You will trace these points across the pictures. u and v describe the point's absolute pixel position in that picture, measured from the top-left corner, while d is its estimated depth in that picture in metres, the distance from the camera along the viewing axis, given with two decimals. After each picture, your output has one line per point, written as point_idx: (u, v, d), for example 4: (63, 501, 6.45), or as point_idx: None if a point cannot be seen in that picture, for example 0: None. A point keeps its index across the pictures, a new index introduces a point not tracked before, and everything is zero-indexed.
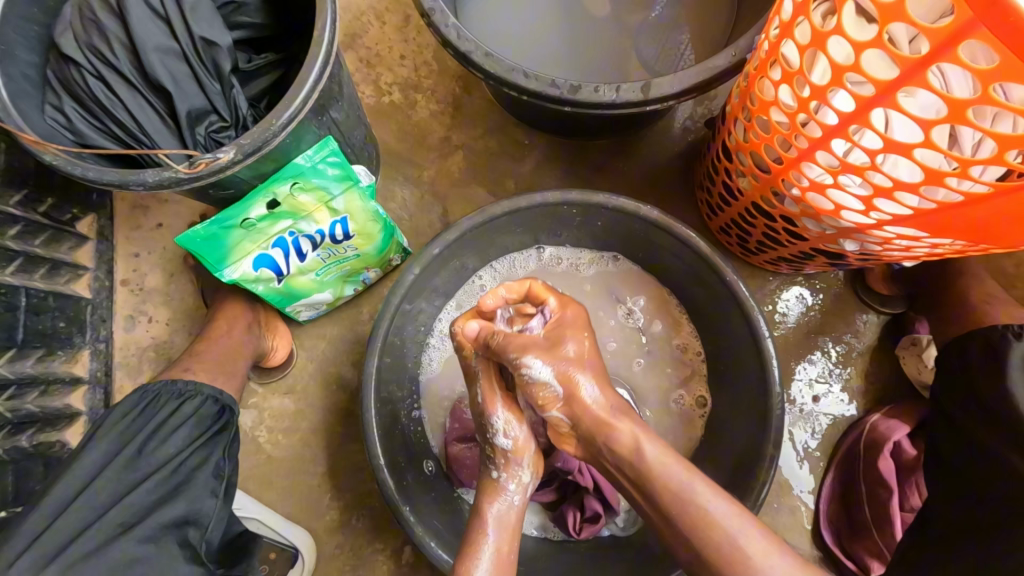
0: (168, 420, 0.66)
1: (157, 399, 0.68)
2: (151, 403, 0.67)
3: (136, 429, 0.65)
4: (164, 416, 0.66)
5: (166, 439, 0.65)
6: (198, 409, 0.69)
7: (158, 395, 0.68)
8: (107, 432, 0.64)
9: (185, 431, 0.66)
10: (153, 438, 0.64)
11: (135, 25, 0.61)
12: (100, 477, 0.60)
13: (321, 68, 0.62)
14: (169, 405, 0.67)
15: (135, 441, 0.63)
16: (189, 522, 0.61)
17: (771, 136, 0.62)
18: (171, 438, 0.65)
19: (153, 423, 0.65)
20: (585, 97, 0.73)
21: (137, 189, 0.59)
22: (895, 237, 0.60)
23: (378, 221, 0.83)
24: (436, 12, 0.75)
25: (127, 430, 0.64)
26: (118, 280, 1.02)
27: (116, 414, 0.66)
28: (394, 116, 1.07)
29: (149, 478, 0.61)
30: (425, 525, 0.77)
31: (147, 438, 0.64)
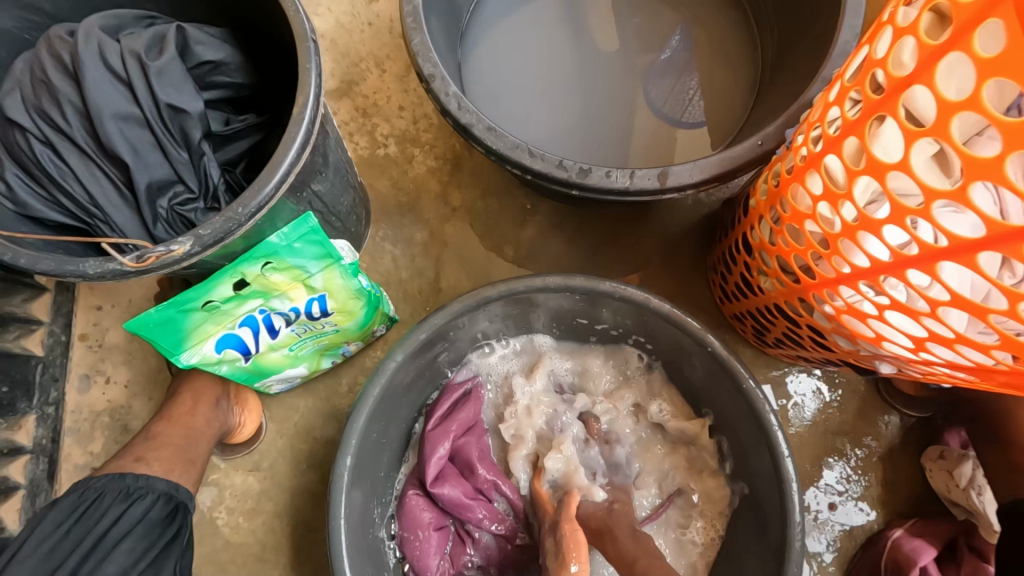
0: (110, 528, 0.59)
1: (100, 500, 0.61)
2: (92, 505, 0.61)
3: (73, 540, 0.58)
4: (106, 524, 0.59)
5: (109, 552, 0.58)
6: (143, 514, 0.61)
7: (103, 494, 0.61)
8: (38, 546, 0.57)
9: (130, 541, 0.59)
10: (95, 549, 0.58)
11: (90, 89, 0.54)
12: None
13: (301, 148, 0.55)
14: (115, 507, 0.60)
15: (75, 553, 0.57)
16: None
17: (805, 249, 0.55)
18: (114, 551, 0.58)
19: (92, 532, 0.58)
20: (595, 181, 0.66)
21: (76, 280, 0.51)
22: (940, 373, 0.53)
23: (362, 297, 0.75)
24: (436, 79, 0.69)
25: (62, 541, 0.58)
26: (75, 334, 0.93)
27: (54, 518, 0.60)
28: (389, 170, 1.01)
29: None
30: None
31: (86, 552, 0.57)
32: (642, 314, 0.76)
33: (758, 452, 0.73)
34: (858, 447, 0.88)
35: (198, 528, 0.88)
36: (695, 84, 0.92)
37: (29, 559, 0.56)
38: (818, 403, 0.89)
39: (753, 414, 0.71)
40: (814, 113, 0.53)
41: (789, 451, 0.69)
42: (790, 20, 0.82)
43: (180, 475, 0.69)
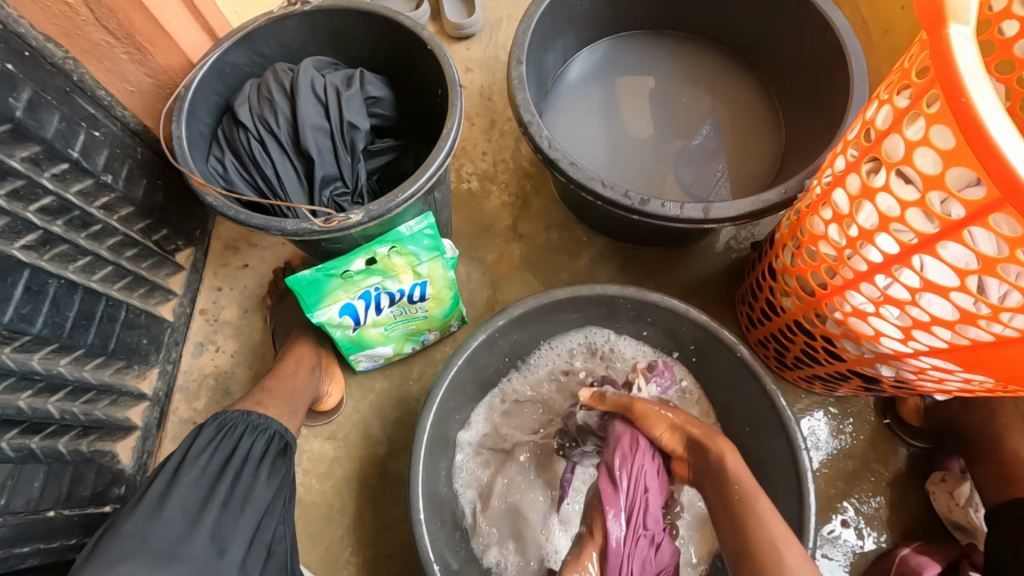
0: (252, 451, 0.75)
1: (232, 429, 0.76)
2: (229, 433, 0.75)
3: (222, 456, 0.72)
4: (246, 446, 0.75)
5: (255, 469, 0.73)
6: (269, 442, 0.78)
7: (234, 426, 0.76)
8: (194, 459, 0.70)
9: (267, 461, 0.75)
10: (244, 465, 0.73)
11: (301, 107, 0.75)
12: (206, 489, 0.68)
13: (443, 159, 0.75)
14: (242, 435, 0.75)
15: (232, 464, 0.71)
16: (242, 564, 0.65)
17: (819, 263, 0.71)
18: (259, 467, 0.74)
19: (236, 451, 0.73)
20: (652, 209, 0.85)
21: (275, 234, 0.70)
22: (929, 367, 0.66)
23: (451, 289, 0.92)
24: (533, 124, 0.90)
25: (215, 455, 0.71)
26: (197, 308, 1.11)
27: (202, 438, 0.73)
28: (469, 201, 1.21)
29: (243, 500, 0.69)
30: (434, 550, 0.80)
31: (242, 464, 0.73)
32: (681, 325, 0.91)
33: (777, 451, 0.84)
34: (869, 471, 0.98)
35: None
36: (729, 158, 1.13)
37: (191, 467, 0.69)
38: (832, 429, 1.00)
39: (775, 416, 0.83)
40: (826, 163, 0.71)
41: (805, 446, 0.80)
42: (810, 110, 1.03)
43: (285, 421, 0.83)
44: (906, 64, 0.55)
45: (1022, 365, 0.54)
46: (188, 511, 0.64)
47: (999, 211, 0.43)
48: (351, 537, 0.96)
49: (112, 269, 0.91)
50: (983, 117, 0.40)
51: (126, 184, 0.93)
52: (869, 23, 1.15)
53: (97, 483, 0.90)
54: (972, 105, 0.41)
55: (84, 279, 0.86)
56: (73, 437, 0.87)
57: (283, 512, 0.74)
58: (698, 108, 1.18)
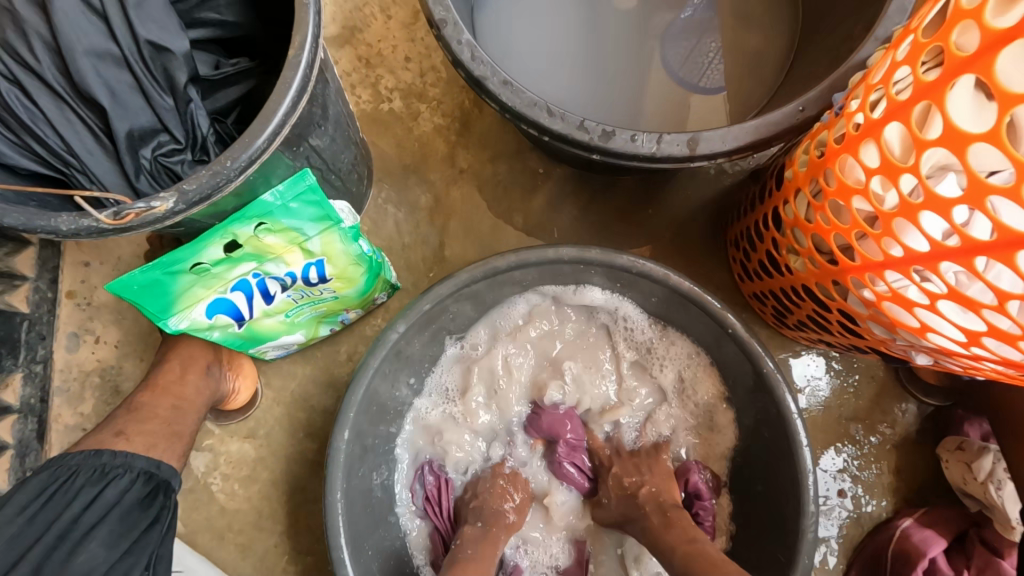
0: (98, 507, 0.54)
1: (71, 480, 0.55)
2: (66, 485, 0.55)
3: (43, 525, 0.52)
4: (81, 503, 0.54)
5: (87, 537, 0.52)
6: (122, 492, 0.56)
7: (73, 474, 0.56)
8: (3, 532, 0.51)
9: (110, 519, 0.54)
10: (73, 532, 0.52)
11: (61, 22, 0.48)
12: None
13: (297, 95, 0.49)
14: (83, 488, 0.55)
15: (50, 537, 0.51)
16: None
17: (850, 228, 0.50)
18: (93, 534, 0.53)
19: (68, 512, 0.53)
20: (619, 146, 0.61)
21: (47, 237, 0.46)
22: (988, 368, 0.49)
23: (362, 263, 0.71)
24: (448, 24, 0.62)
25: (31, 525, 0.52)
26: (62, 291, 0.89)
27: (22, 500, 0.53)
28: (393, 126, 0.94)
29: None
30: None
31: (67, 532, 0.52)
32: (660, 290, 0.72)
33: (773, 440, 0.71)
34: (872, 435, 0.85)
35: (193, 492, 0.86)
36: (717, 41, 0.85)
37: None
38: (834, 389, 0.86)
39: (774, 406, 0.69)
40: (874, 75, 0.47)
41: (808, 442, 0.67)
42: None
43: (158, 452, 0.63)
44: None
45: None
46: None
47: None
48: (285, 545, 0.84)
49: None
50: None
51: None
52: None
53: None
54: None
55: None
56: None
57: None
58: None
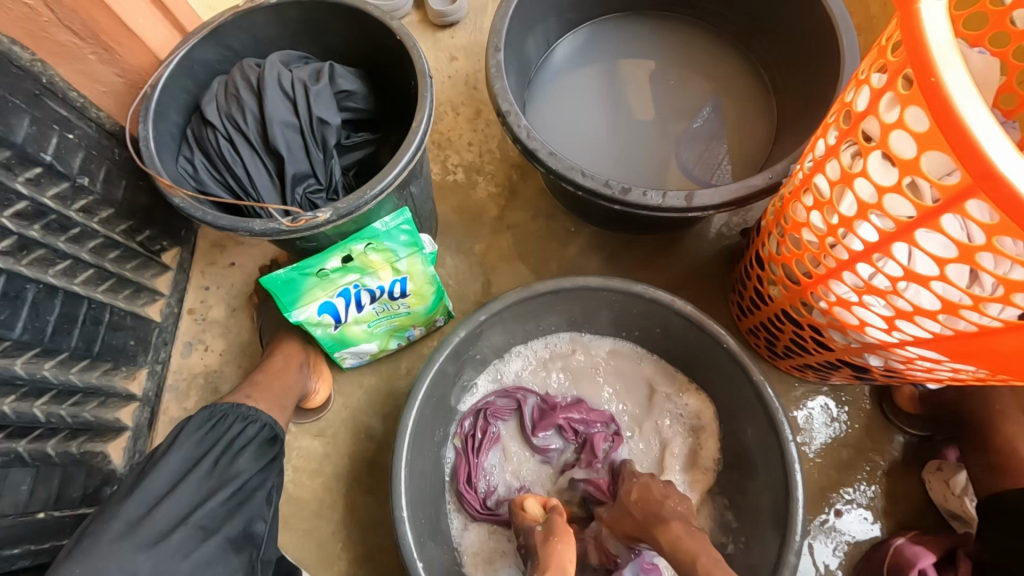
0: (240, 440, 0.70)
1: (223, 419, 0.71)
2: (218, 423, 0.70)
3: (206, 446, 0.67)
4: (234, 434, 0.70)
5: (237, 457, 0.68)
6: (257, 434, 0.72)
7: (225, 415, 0.71)
8: (180, 445, 0.65)
9: (250, 450, 0.69)
10: (226, 454, 0.67)
11: (269, 102, 0.74)
12: (181, 484, 0.62)
13: (413, 153, 0.72)
14: (232, 426, 0.70)
15: (213, 453, 0.66)
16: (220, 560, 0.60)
17: (802, 252, 0.68)
18: (240, 456, 0.68)
19: (225, 440, 0.69)
20: (634, 198, 0.83)
21: (243, 234, 0.69)
22: (917, 357, 0.63)
23: (433, 284, 0.91)
24: (511, 114, 0.88)
25: (198, 444, 0.67)
26: (185, 308, 1.11)
27: (189, 428, 0.68)
28: (456, 193, 1.19)
29: (220, 490, 0.63)
30: (419, 546, 0.80)
31: (223, 452, 0.67)
32: (667, 316, 0.89)
33: (764, 445, 0.82)
34: (864, 460, 0.96)
35: None
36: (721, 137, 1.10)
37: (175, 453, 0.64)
38: (827, 417, 0.98)
39: (762, 408, 0.81)
40: (809, 146, 0.68)
41: (794, 439, 0.78)
42: (801, 91, 1.00)
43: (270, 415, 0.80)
44: (883, 41, 0.52)
45: (1009, 357, 0.52)
46: (152, 512, 0.58)
47: (974, 197, 0.40)
48: (342, 531, 0.96)
49: (93, 273, 0.91)
50: (956, 101, 0.37)
51: (104, 186, 0.92)
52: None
53: (88, 484, 0.91)
54: (942, 84, 0.38)
55: (64, 282, 0.86)
56: (62, 439, 0.88)
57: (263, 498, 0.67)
58: (693, 94, 1.14)
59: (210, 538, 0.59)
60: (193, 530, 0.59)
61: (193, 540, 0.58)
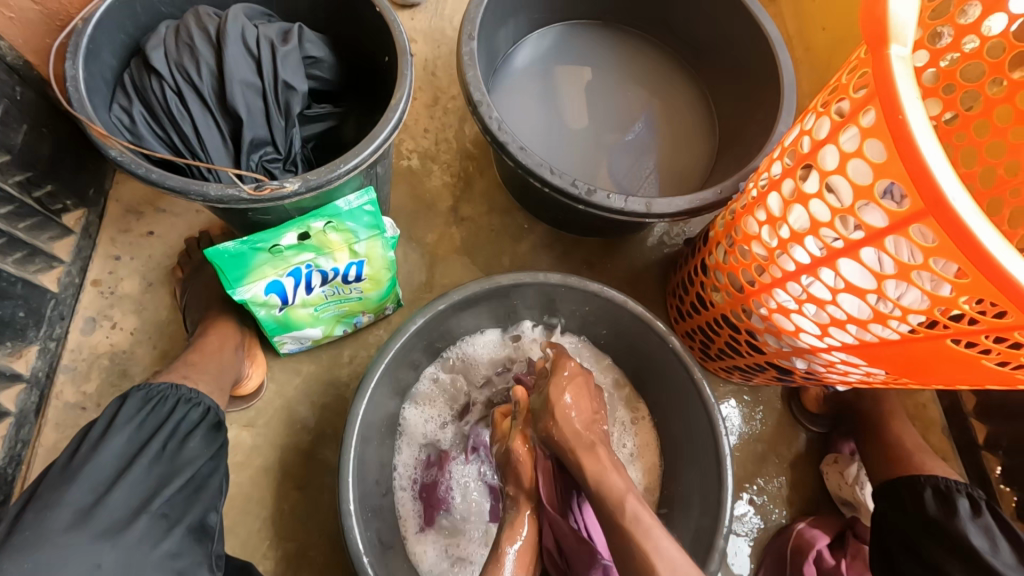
0: (184, 425, 0.64)
1: (163, 402, 0.65)
2: (158, 405, 0.64)
3: (150, 430, 0.62)
4: (178, 419, 0.64)
5: (185, 442, 0.63)
6: (201, 419, 0.67)
7: (165, 397, 0.65)
8: (117, 433, 0.59)
9: (195, 435, 0.64)
10: (171, 441, 0.62)
11: (229, 58, 0.67)
12: (127, 471, 0.56)
13: (391, 130, 0.69)
14: (175, 409, 0.65)
15: (160, 437, 0.61)
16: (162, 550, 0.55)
17: (750, 262, 0.75)
18: (189, 441, 0.63)
19: (167, 424, 0.63)
20: (598, 200, 0.86)
21: (194, 199, 0.63)
22: (838, 361, 0.72)
23: (390, 270, 0.88)
24: (484, 104, 0.87)
25: (141, 429, 0.61)
26: (89, 279, 0.97)
27: (124, 412, 0.62)
28: (409, 179, 1.16)
29: (168, 483, 0.58)
30: (365, 540, 0.77)
31: (169, 438, 0.62)
32: (619, 314, 0.94)
33: (701, 436, 0.89)
34: (774, 454, 1.07)
35: None
36: (668, 152, 1.18)
37: (112, 442, 0.59)
38: (744, 416, 1.08)
39: (700, 403, 0.88)
40: (763, 166, 0.74)
41: (726, 432, 0.85)
42: (742, 117, 1.09)
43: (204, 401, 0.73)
44: (842, 79, 0.58)
45: (919, 362, 0.61)
46: (101, 502, 0.53)
47: (920, 222, 0.47)
48: (270, 529, 0.90)
49: None
50: (917, 138, 0.44)
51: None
52: (797, 39, 1.23)
53: None
54: (906, 122, 0.44)
55: None
56: None
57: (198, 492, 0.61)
58: (645, 110, 1.21)
59: (173, 529, 0.56)
60: (155, 519, 0.55)
61: (157, 530, 0.55)
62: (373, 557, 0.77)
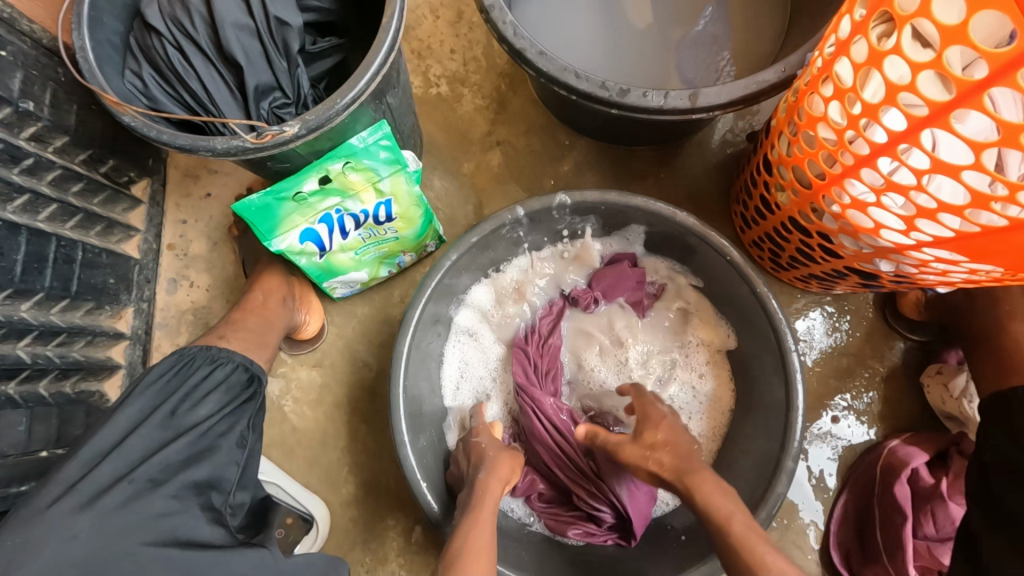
0: (199, 385, 0.68)
1: (190, 363, 0.70)
2: (185, 366, 0.70)
3: (171, 389, 0.67)
4: (197, 380, 0.68)
5: (200, 402, 0.67)
6: (228, 377, 0.71)
7: (192, 359, 0.70)
8: (144, 390, 0.66)
9: (217, 394, 0.69)
10: (186, 402, 0.66)
11: (218, 2, 0.65)
12: (137, 430, 0.62)
13: (386, 53, 0.65)
14: (200, 370, 0.70)
15: (170, 401, 0.65)
16: (209, 487, 0.63)
17: (816, 151, 0.63)
18: (204, 401, 0.67)
19: (186, 385, 0.68)
20: (632, 101, 0.76)
21: (205, 155, 0.63)
22: (931, 260, 0.60)
23: (420, 206, 0.85)
24: (495, 9, 0.78)
25: (161, 390, 0.66)
26: (164, 244, 1.06)
27: (156, 372, 0.68)
28: (440, 108, 1.10)
29: (173, 441, 0.62)
30: (423, 469, 0.81)
31: (183, 399, 0.66)
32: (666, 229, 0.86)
33: (770, 355, 0.81)
34: (863, 368, 0.96)
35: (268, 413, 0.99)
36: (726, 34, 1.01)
37: (137, 400, 0.65)
38: (828, 327, 0.97)
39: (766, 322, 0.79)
40: (830, 27, 0.60)
41: (795, 347, 0.77)
42: None
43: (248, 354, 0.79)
44: None
45: None
46: (91, 472, 0.58)
47: None
48: (347, 457, 0.98)
49: (58, 208, 0.85)
50: None
51: (53, 111, 0.84)
52: None
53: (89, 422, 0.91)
54: None
55: (27, 219, 0.80)
56: (54, 380, 0.86)
57: (196, 456, 0.63)
58: None
59: (158, 490, 0.59)
60: (137, 484, 0.58)
61: (138, 494, 0.58)
62: (431, 484, 0.81)
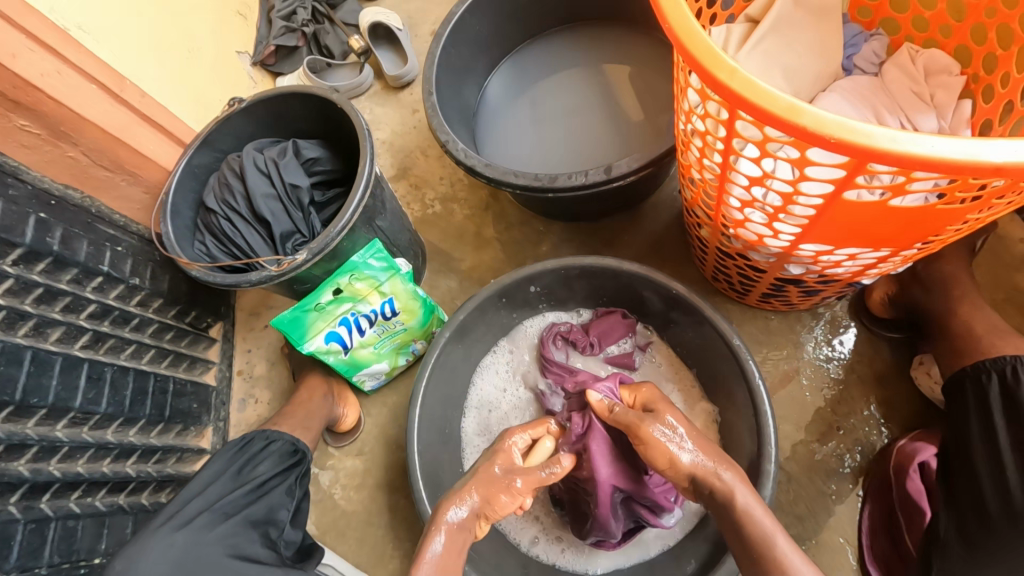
0: (257, 452, 0.87)
1: (253, 438, 0.89)
2: (249, 440, 0.89)
3: (238, 455, 0.85)
4: (258, 448, 0.87)
5: (258, 465, 0.85)
6: (280, 447, 0.89)
7: (255, 435, 0.89)
8: (217, 457, 0.84)
9: (272, 458, 0.86)
10: (248, 464, 0.84)
11: (251, 182, 0.93)
12: (213, 481, 0.79)
13: (364, 190, 0.89)
14: (259, 442, 0.89)
15: (237, 462, 0.84)
16: (267, 522, 0.78)
17: (698, 191, 0.78)
18: (262, 463, 0.85)
19: (248, 451, 0.86)
20: (561, 184, 0.95)
21: (245, 286, 0.86)
22: (818, 255, 0.70)
23: (418, 299, 1.05)
24: (450, 142, 1.02)
25: (231, 456, 0.85)
26: (235, 371, 1.31)
27: (226, 447, 0.87)
28: (437, 222, 1.35)
29: (240, 488, 0.79)
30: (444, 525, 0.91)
31: (244, 461, 0.85)
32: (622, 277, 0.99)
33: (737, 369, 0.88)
34: (853, 373, 0.99)
35: (321, 501, 1.14)
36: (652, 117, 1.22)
37: (213, 464, 0.83)
38: (815, 343, 1.02)
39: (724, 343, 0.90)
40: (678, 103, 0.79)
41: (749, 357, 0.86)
42: None
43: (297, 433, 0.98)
44: None
45: (861, 223, 0.60)
46: (183, 506, 0.75)
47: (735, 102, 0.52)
48: (390, 533, 1.09)
49: (155, 352, 1.11)
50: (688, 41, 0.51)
51: (152, 281, 1.11)
52: None
53: None
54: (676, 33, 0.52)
55: (135, 363, 1.07)
56: (152, 490, 1.07)
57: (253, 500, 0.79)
58: (620, 89, 1.27)
59: (229, 518, 0.75)
60: (214, 513, 0.75)
61: (214, 521, 0.74)
62: None
